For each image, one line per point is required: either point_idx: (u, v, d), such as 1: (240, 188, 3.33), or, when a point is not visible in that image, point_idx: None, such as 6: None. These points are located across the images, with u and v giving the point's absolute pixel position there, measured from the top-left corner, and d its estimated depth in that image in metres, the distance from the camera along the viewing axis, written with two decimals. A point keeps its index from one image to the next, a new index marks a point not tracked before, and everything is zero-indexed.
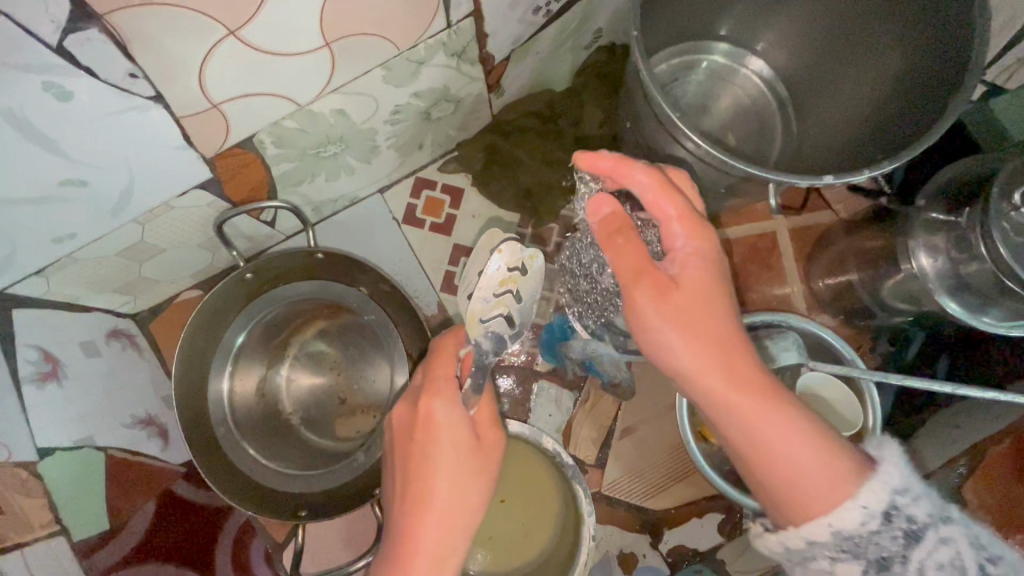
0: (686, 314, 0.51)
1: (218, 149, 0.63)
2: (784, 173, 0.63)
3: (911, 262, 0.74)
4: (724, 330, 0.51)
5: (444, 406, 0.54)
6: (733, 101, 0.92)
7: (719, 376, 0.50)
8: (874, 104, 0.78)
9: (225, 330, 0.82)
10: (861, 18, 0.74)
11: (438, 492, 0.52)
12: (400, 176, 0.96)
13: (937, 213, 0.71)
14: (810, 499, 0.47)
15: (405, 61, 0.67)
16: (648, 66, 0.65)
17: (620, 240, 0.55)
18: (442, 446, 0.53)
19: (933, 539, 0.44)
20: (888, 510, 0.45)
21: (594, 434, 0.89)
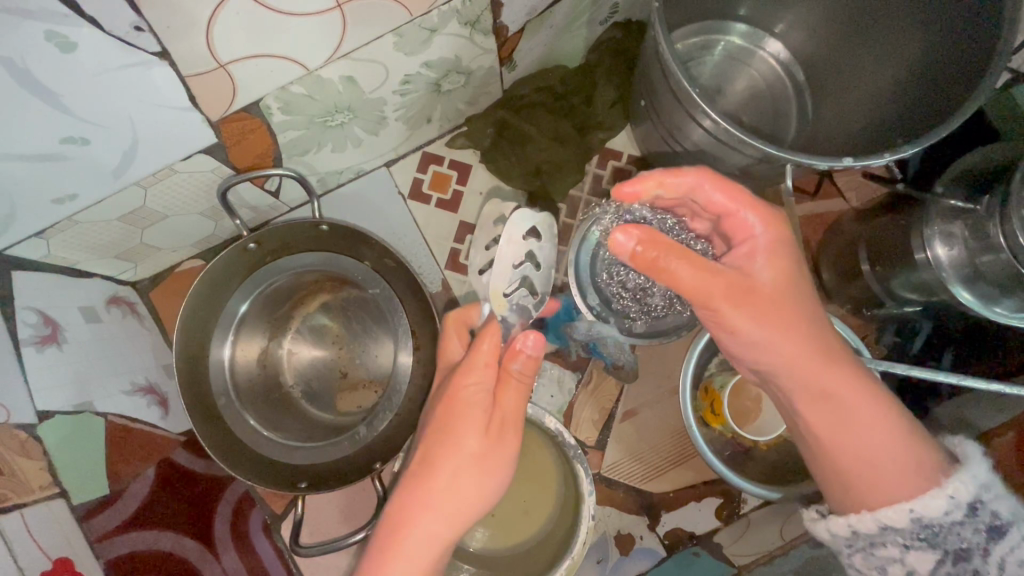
0: (776, 309, 0.55)
1: (223, 113, 0.62)
2: (802, 153, 0.61)
3: (926, 251, 0.72)
4: (816, 323, 0.57)
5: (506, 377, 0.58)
6: (749, 84, 0.91)
7: (815, 361, 0.56)
8: (894, 91, 0.76)
9: (228, 298, 0.81)
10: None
11: (484, 453, 0.55)
12: (407, 150, 0.94)
13: (955, 201, 0.70)
14: (894, 484, 0.53)
15: (417, 28, 0.65)
16: (668, 40, 0.63)
17: (666, 262, 0.53)
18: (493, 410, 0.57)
19: (1015, 536, 0.48)
20: (974, 504, 0.49)
21: (596, 416, 0.89)
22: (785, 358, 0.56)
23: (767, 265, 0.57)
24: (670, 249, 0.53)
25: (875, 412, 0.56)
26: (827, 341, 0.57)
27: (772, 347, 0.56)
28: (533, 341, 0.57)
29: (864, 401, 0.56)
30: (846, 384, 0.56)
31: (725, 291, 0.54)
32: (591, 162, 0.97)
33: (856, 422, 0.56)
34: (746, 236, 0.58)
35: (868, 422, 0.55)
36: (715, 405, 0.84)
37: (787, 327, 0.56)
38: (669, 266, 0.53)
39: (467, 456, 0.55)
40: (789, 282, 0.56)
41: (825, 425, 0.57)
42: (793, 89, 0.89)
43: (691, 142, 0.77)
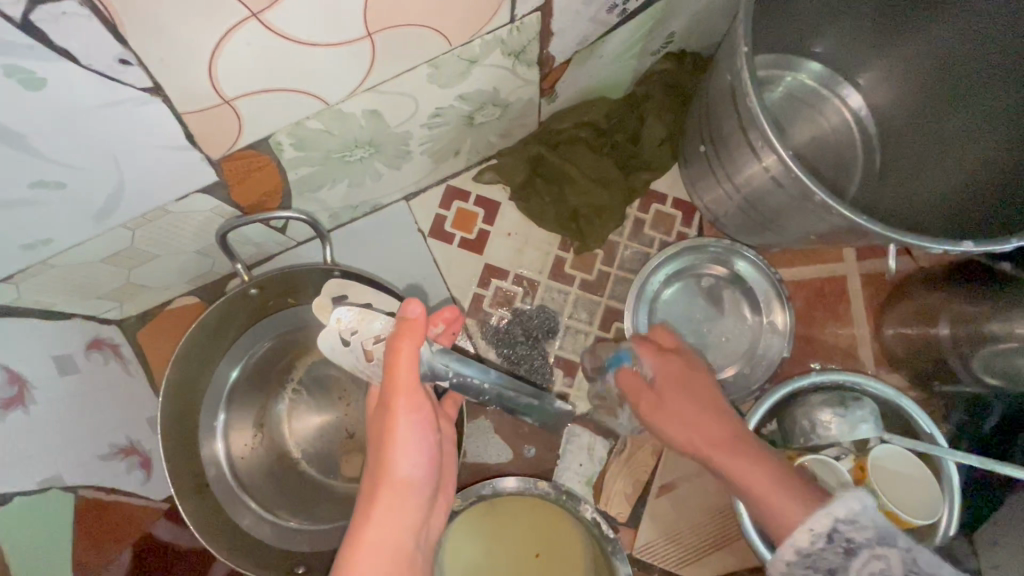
0: (679, 407, 0.63)
1: (227, 151, 0.54)
2: (885, 224, 0.54)
3: None
4: (705, 394, 0.64)
5: (396, 338, 0.48)
6: (812, 131, 0.82)
7: (701, 437, 0.61)
8: (988, 158, 0.67)
9: (219, 360, 0.73)
10: (1002, 54, 0.63)
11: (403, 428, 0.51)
12: (430, 183, 0.84)
13: None
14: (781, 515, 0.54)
15: (456, 58, 0.58)
16: (750, 65, 0.54)
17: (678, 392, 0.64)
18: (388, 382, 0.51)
19: (866, 554, 0.48)
20: (831, 532, 0.50)
21: (629, 489, 0.80)
22: (692, 434, 0.62)
23: (660, 365, 0.67)
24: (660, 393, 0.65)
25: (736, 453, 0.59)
26: (706, 425, 0.62)
27: (683, 438, 0.62)
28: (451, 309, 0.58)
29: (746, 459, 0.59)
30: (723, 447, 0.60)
31: (646, 409, 0.66)
32: (632, 206, 0.85)
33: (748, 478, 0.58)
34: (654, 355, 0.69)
35: (746, 459, 0.59)
36: None
37: (704, 425, 0.62)
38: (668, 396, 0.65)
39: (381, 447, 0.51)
40: (676, 372, 0.66)
41: (708, 459, 0.61)
42: (861, 141, 0.80)
43: (753, 188, 0.68)
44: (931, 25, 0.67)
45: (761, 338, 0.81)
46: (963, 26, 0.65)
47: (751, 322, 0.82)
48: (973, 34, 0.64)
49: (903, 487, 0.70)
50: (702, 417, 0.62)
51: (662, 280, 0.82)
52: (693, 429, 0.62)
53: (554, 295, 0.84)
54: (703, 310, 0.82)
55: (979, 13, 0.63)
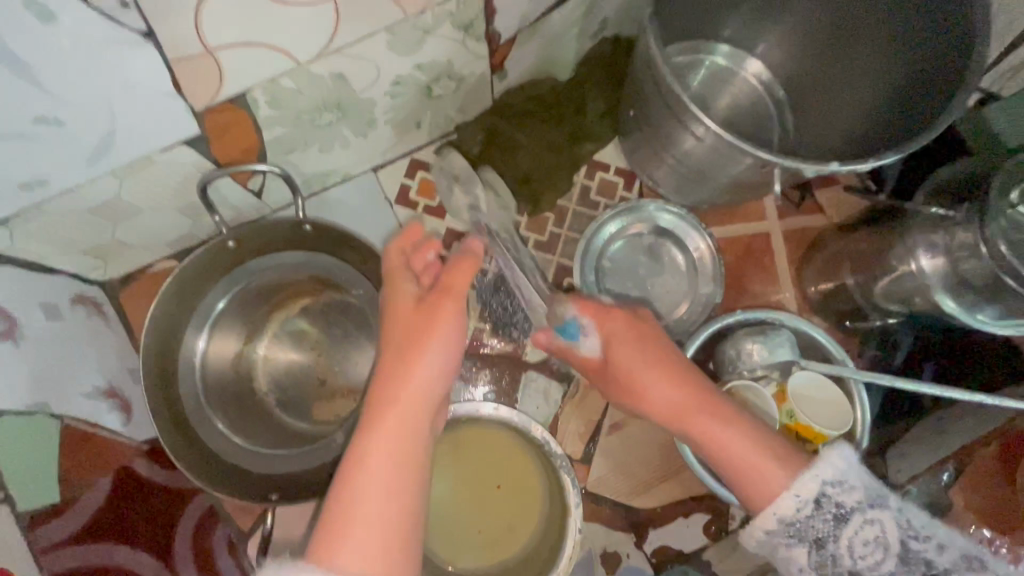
0: (637, 360, 0.67)
1: (209, 102, 0.62)
2: (793, 159, 0.63)
3: (912, 262, 0.74)
4: (661, 356, 0.68)
5: (394, 245, 0.63)
6: (732, 100, 0.93)
7: (669, 393, 0.66)
8: (878, 104, 0.79)
9: (204, 295, 0.78)
10: (866, 15, 0.75)
11: (437, 333, 0.57)
12: (395, 155, 0.92)
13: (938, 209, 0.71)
14: (764, 475, 0.60)
15: (411, 28, 0.67)
16: (660, 48, 0.66)
17: (608, 327, 0.70)
18: (392, 283, 0.61)
19: (860, 520, 0.56)
20: (818, 497, 0.58)
21: (582, 428, 0.88)
22: (654, 407, 0.68)
23: (613, 323, 0.70)
24: (605, 313, 0.71)
25: (715, 416, 0.64)
26: (673, 370, 0.66)
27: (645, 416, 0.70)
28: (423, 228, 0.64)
29: (710, 415, 0.64)
30: (691, 397, 0.65)
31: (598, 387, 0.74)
32: (579, 174, 0.95)
33: (722, 441, 0.62)
34: (601, 324, 0.71)
35: (716, 424, 0.63)
36: None
37: (663, 386, 0.66)
38: (619, 355, 0.69)
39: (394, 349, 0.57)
40: (628, 332, 0.69)
41: (680, 422, 0.66)
42: (775, 106, 0.92)
43: (680, 148, 0.77)
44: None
45: (698, 279, 0.90)
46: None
47: (686, 270, 0.91)
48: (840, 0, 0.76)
49: (818, 407, 0.79)
50: (665, 364, 0.67)
51: (608, 237, 0.91)
52: (660, 394, 0.66)
53: None
54: (645, 263, 0.92)
55: None
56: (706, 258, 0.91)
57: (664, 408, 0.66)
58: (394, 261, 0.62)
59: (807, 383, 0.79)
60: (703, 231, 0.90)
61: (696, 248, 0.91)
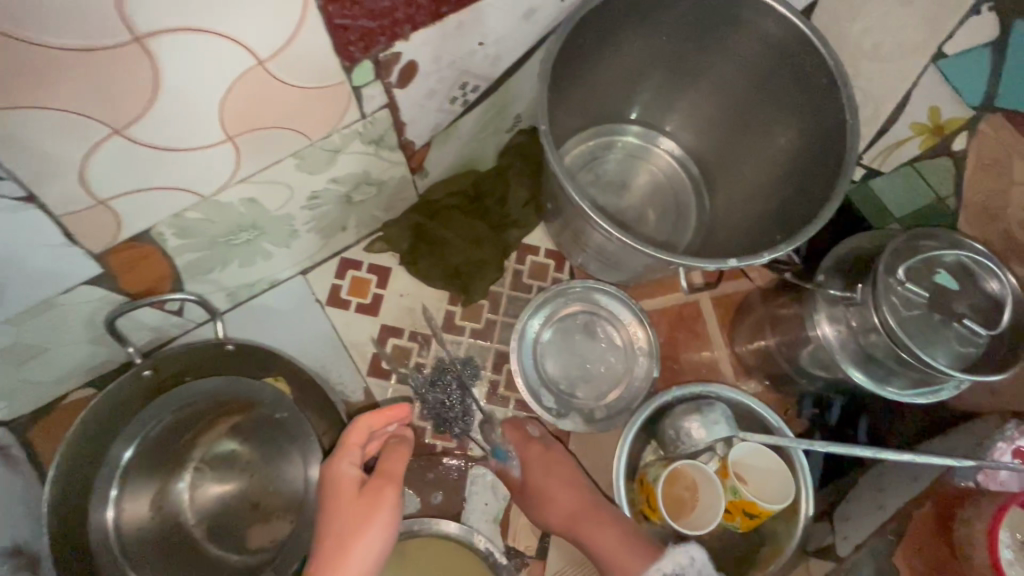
0: (554, 482, 0.81)
1: (109, 244, 0.61)
2: (690, 259, 0.65)
3: (815, 330, 0.71)
4: (575, 480, 0.82)
5: (366, 416, 0.68)
6: (649, 178, 0.97)
7: (579, 511, 0.79)
8: (771, 185, 0.83)
9: (114, 440, 0.74)
10: (756, 104, 0.81)
11: (375, 516, 0.62)
12: (323, 257, 0.92)
13: (835, 288, 0.68)
14: (627, 568, 0.75)
15: (319, 150, 0.68)
16: (557, 156, 0.68)
17: (535, 456, 0.83)
18: (339, 455, 0.67)
19: None
20: None
21: (534, 521, 0.85)
22: (562, 518, 0.79)
23: (529, 447, 0.84)
24: (538, 449, 0.84)
25: (608, 527, 0.78)
26: (581, 493, 0.81)
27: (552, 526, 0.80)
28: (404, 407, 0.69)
29: (605, 529, 0.78)
30: (595, 513, 0.79)
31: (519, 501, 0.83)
32: (510, 259, 0.96)
33: (619, 560, 0.75)
34: (523, 441, 0.85)
35: (607, 536, 0.77)
36: (650, 499, 0.80)
37: (568, 500, 0.80)
38: (548, 483, 0.81)
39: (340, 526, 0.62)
40: (552, 458, 0.83)
41: (580, 531, 0.79)
42: (690, 181, 0.96)
43: (596, 238, 0.79)
44: (704, 86, 0.84)
45: (636, 355, 0.91)
46: (727, 82, 0.81)
47: (622, 347, 0.92)
48: (733, 89, 0.82)
49: (758, 480, 0.81)
50: (572, 481, 0.82)
51: (542, 322, 0.92)
52: (565, 508, 0.80)
53: (448, 345, 0.92)
54: (582, 343, 0.92)
55: (730, 74, 0.80)
56: (640, 333, 0.92)
57: (574, 519, 0.79)
58: (357, 433, 0.67)
59: (749, 454, 0.81)
60: (637, 310, 0.92)
61: (630, 324, 0.92)
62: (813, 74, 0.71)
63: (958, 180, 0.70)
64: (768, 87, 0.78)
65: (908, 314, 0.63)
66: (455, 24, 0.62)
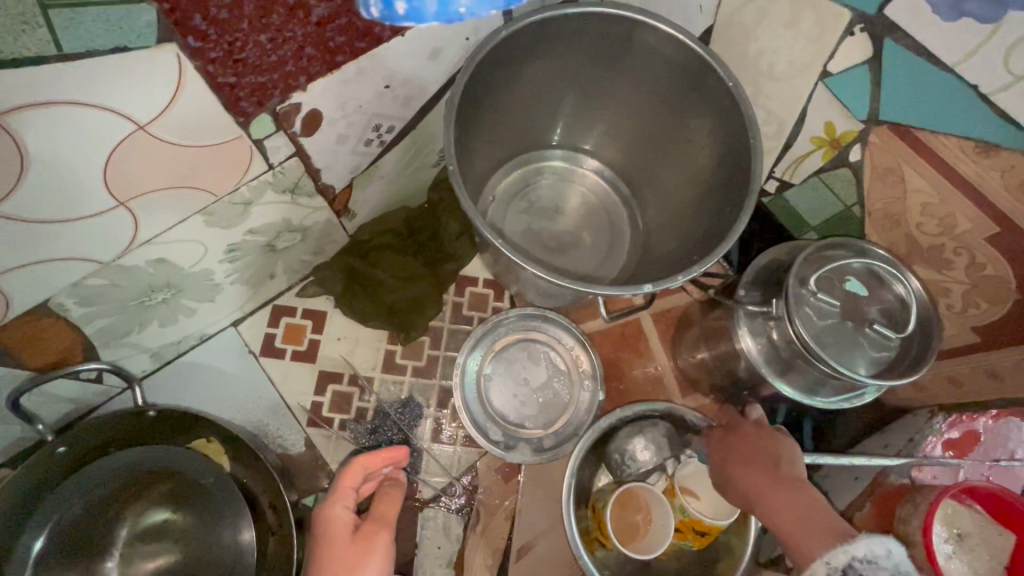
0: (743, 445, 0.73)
1: (2, 320, 0.58)
2: (609, 289, 0.67)
3: (739, 342, 0.71)
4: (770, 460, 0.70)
5: (360, 458, 0.68)
6: (581, 200, 0.98)
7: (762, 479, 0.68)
8: (693, 202, 0.84)
9: (24, 529, 0.68)
10: (672, 124, 0.82)
11: (369, 561, 0.62)
12: (255, 306, 0.89)
13: (753, 303, 0.70)
14: (804, 545, 0.59)
15: (228, 204, 0.66)
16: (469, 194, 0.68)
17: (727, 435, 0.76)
18: (332, 498, 0.66)
19: None
20: (847, 568, 0.54)
21: (489, 560, 0.84)
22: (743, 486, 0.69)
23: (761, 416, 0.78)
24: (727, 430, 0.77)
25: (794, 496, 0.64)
26: (770, 467, 0.69)
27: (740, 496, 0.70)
28: (399, 452, 0.70)
29: (792, 498, 0.64)
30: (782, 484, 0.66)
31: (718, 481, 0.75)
32: (449, 292, 0.96)
33: (780, 510, 0.63)
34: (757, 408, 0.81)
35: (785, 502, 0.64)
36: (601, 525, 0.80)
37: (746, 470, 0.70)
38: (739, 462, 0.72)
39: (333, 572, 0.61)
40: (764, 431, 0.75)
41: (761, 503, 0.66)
42: (621, 200, 0.97)
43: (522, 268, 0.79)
44: (619, 108, 0.85)
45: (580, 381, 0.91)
46: (640, 104, 0.83)
47: (566, 371, 0.92)
48: (649, 110, 0.83)
49: None
50: (754, 450, 0.72)
51: (483, 354, 0.91)
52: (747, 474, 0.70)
53: (390, 386, 0.90)
54: (526, 372, 0.91)
55: (642, 95, 0.81)
56: (582, 357, 0.92)
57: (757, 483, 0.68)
58: (349, 476, 0.67)
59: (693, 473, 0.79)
60: (579, 336, 0.92)
61: (572, 350, 0.93)
62: (718, 95, 0.73)
63: (860, 189, 0.73)
64: (678, 109, 0.80)
65: (823, 325, 0.65)
66: (354, 71, 0.61)
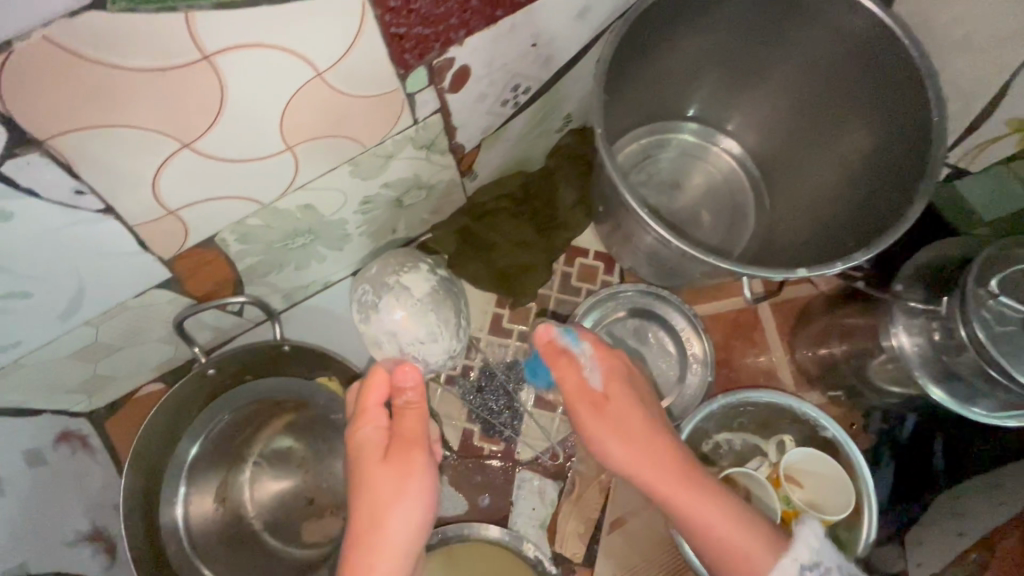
0: (626, 424, 0.66)
1: (177, 250, 0.63)
2: (759, 268, 0.63)
3: (891, 340, 0.68)
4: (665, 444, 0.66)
5: (376, 372, 0.62)
6: (705, 179, 0.93)
7: (649, 472, 0.64)
8: (839, 188, 0.78)
9: (181, 438, 0.78)
10: (831, 102, 0.75)
11: (411, 480, 0.59)
12: (374, 258, 0.93)
13: (915, 301, 0.65)
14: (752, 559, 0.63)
15: (372, 156, 0.68)
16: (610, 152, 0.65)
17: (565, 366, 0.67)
18: (360, 418, 0.62)
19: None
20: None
21: (581, 529, 0.84)
22: (644, 472, 0.64)
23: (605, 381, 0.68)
24: (579, 391, 0.67)
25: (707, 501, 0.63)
26: (676, 458, 0.65)
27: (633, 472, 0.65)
28: (414, 372, 0.61)
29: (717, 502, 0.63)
30: (679, 480, 0.64)
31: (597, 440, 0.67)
32: (559, 261, 0.95)
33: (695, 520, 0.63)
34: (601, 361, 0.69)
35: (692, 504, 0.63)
36: None
37: (640, 452, 0.65)
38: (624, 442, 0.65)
39: (411, 506, 0.59)
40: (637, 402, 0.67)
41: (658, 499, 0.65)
42: (749, 182, 0.92)
43: (643, 238, 0.76)
44: (769, 82, 0.80)
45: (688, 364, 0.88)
46: (795, 78, 0.77)
47: (674, 353, 0.89)
48: (805, 84, 0.77)
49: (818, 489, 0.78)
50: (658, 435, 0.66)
51: (590, 326, 0.90)
52: (639, 457, 0.65)
53: (496, 349, 0.92)
54: (631, 350, 0.90)
55: (800, 66, 0.75)
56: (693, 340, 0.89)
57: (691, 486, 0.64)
58: (370, 394, 0.62)
59: (803, 460, 0.78)
60: (693, 319, 0.89)
61: (684, 332, 0.89)
62: (897, 69, 0.66)
63: None
64: (840, 86, 0.73)
65: (1005, 330, 0.58)
66: (508, 26, 0.60)
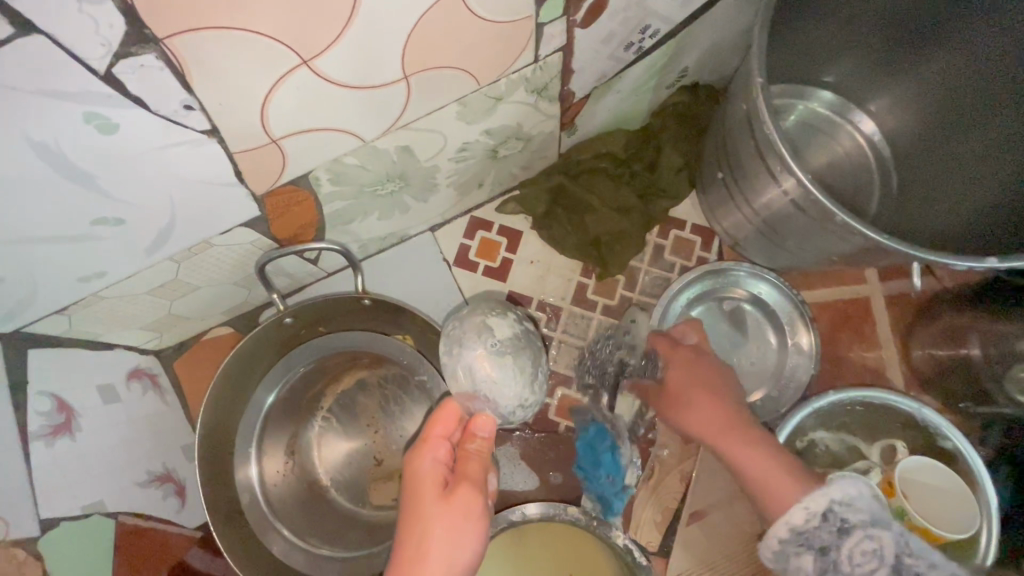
0: (695, 386, 0.71)
1: (271, 185, 0.58)
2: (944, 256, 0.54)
3: None
4: (727, 408, 0.69)
5: (446, 406, 0.54)
6: (827, 158, 0.85)
7: (712, 426, 0.68)
8: (999, 178, 0.68)
9: (255, 388, 0.75)
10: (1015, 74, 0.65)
11: (465, 522, 0.51)
12: (455, 213, 0.87)
13: None
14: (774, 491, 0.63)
15: (483, 96, 0.61)
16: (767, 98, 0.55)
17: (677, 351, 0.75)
18: (419, 448, 0.54)
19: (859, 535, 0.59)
20: (825, 512, 0.60)
21: (658, 517, 0.80)
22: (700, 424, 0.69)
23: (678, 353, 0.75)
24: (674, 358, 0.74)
25: (751, 441, 0.67)
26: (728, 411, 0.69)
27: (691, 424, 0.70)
28: (491, 425, 0.54)
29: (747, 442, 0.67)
30: (733, 428, 0.68)
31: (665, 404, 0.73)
32: (652, 232, 0.87)
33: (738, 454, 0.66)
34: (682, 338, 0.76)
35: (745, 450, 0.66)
36: None
37: (704, 406, 0.69)
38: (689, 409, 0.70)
39: (455, 543, 0.50)
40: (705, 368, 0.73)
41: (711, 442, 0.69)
42: (876, 166, 0.82)
43: (768, 208, 0.67)
44: (930, 54, 0.70)
45: (789, 355, 0.81)
46: (963, 52, 0.68)
47: (773, 343, 0.82)
48: (984, 52, 0.66)
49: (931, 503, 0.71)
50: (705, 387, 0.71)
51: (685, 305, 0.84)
52: (703, 410, 0.69)
53: (578, 320, 0.86)
54: (728, 335, 0.83)
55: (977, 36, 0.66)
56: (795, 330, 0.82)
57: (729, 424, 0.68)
58: (438, 424, 0.54)
59: (918, 468, 0.71)
60: (801, 308, 0.81)
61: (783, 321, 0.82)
62: None
63: None
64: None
65: None
66: None
